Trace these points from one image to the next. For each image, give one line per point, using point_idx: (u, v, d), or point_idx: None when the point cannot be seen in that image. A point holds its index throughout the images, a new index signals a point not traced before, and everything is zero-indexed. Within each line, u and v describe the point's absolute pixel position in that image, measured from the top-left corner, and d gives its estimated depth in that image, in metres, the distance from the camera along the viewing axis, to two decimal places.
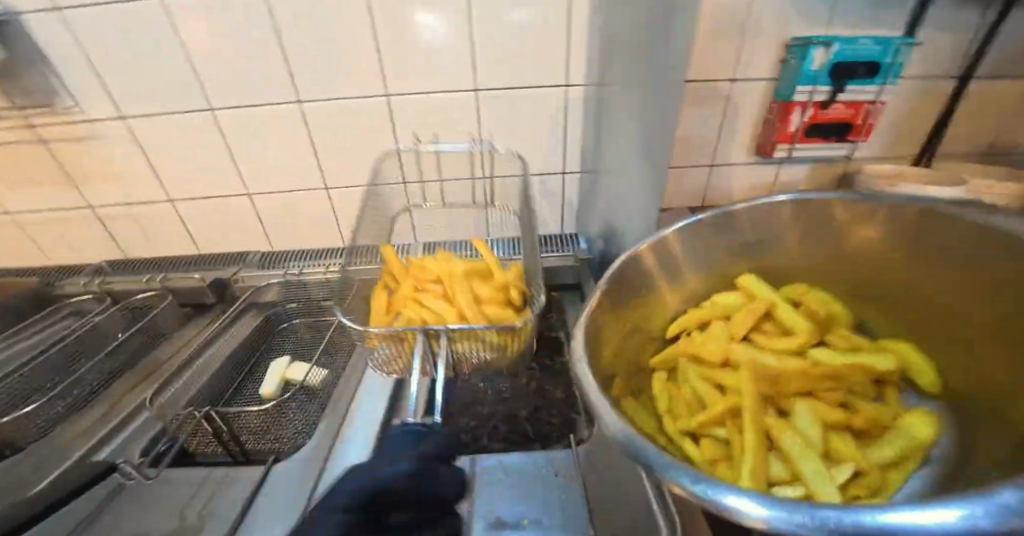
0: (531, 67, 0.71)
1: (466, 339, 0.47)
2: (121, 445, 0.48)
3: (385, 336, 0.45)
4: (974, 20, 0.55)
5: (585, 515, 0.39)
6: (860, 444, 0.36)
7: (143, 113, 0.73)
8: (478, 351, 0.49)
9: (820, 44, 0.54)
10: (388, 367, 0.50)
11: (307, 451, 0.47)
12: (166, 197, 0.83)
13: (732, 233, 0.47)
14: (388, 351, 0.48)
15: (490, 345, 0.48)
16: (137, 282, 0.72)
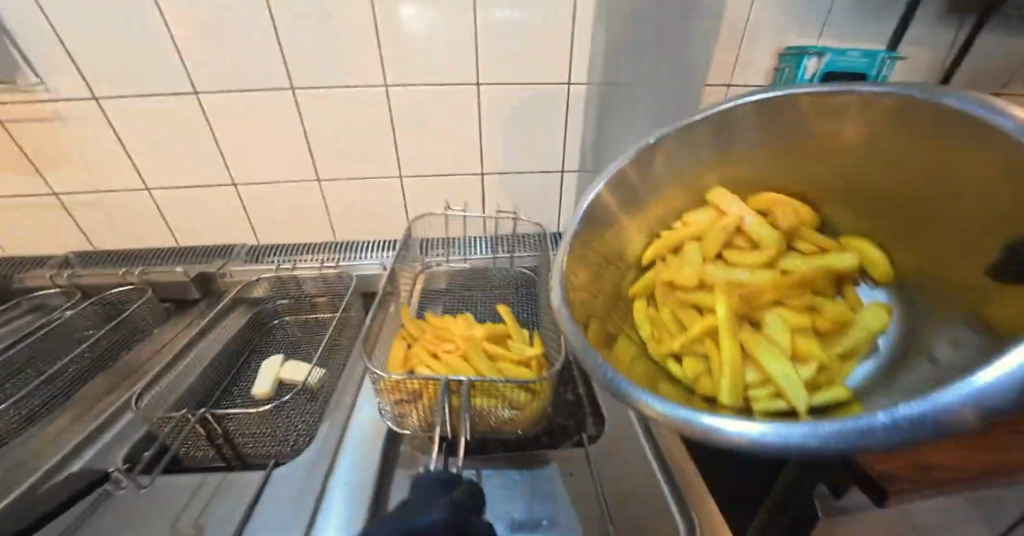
0: (532, 64, 0.71)
1: (489, 396, 0.41)
2: (96, 455, 0.44)
3: (405, 383, 0.41)
4: (937, 39, 0.62)
5: (604, 509, 0.40)
6: (828, 342, 0.33)
7: (120, 93, 0.69)
8: (498, 413, 0.42)
9: (814, 54, 0.60)
10: (399, 420, 0.44)
11: (309, 456, 0.45)
12: (142, 185, 0.78)
13: (701, 144, 0.39)
14: (403, 402, 0.42)
15: (513, 406, 0.41)
16: (110, 275, 0.67)
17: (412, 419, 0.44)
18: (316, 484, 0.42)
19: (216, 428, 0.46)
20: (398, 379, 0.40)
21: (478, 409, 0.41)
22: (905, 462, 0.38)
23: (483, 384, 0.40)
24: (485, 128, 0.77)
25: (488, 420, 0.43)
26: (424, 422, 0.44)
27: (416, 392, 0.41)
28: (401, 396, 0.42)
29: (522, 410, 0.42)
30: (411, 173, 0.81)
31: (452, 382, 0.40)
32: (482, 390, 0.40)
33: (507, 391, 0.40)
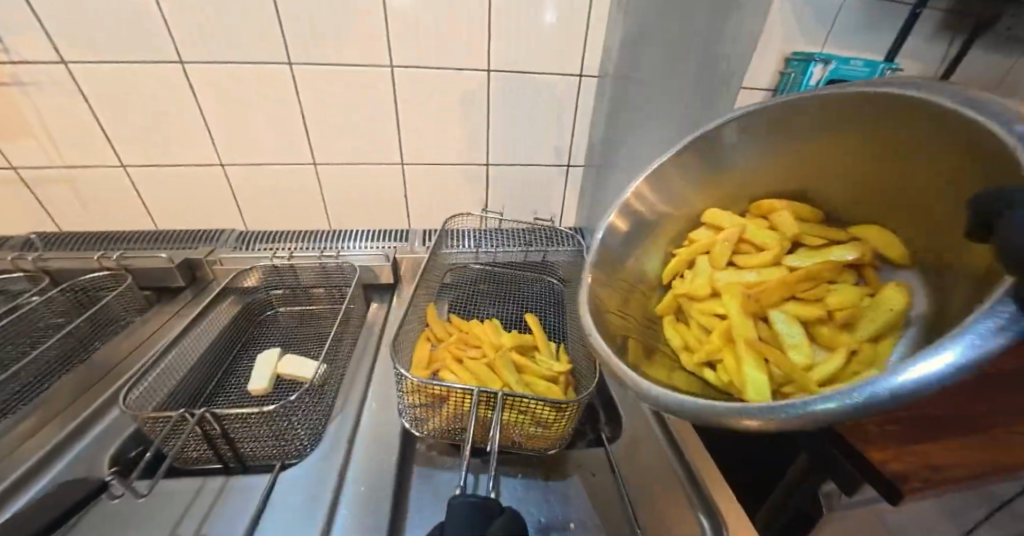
0: (544, 52, 0.70)
1: (519, 409, 0.40)
2: (73, 462, 0.41)
3: (434, 390, 0.40)
4: (938, 53, 0.58)
5: (630, 508, 0.40)
6: (852, 328, 0.29)
7: (94, 59, 0.62)
8: (524, 427, 0.41)
9: (821, 60, 0.51)
10: (421, 426, 0.43)
11: (315, 458, 0.43)
12: (118, 161, 0.71)
13: (703, 164, 0.39)
14: (429, 407, 0.41)
15: (540, 422, 0.40)
16: (81, 260, 0.61)
17: (435, 426, 0.42)
18: (329, 487, 0.40)
19: (217, 429, 0.40)
20: (429, 385, 0.39)
21: (505, 420, 0.41)
22: (913, 460, 0.39)
23: (513, 397, 0.39)
24: (492, 117, 0.75)
25: (511, 433, 0.42)
26: (447, 430, 0.42)
27: (444, 399, 0.40)
28: (428, 401, 0.40)
29: (548, 427, 0.40)
30: (413, 161, 0.78)
31: (483, 393, 0.39)
32: (512, 401, 0.39)
33: (537, 405, 0.39)
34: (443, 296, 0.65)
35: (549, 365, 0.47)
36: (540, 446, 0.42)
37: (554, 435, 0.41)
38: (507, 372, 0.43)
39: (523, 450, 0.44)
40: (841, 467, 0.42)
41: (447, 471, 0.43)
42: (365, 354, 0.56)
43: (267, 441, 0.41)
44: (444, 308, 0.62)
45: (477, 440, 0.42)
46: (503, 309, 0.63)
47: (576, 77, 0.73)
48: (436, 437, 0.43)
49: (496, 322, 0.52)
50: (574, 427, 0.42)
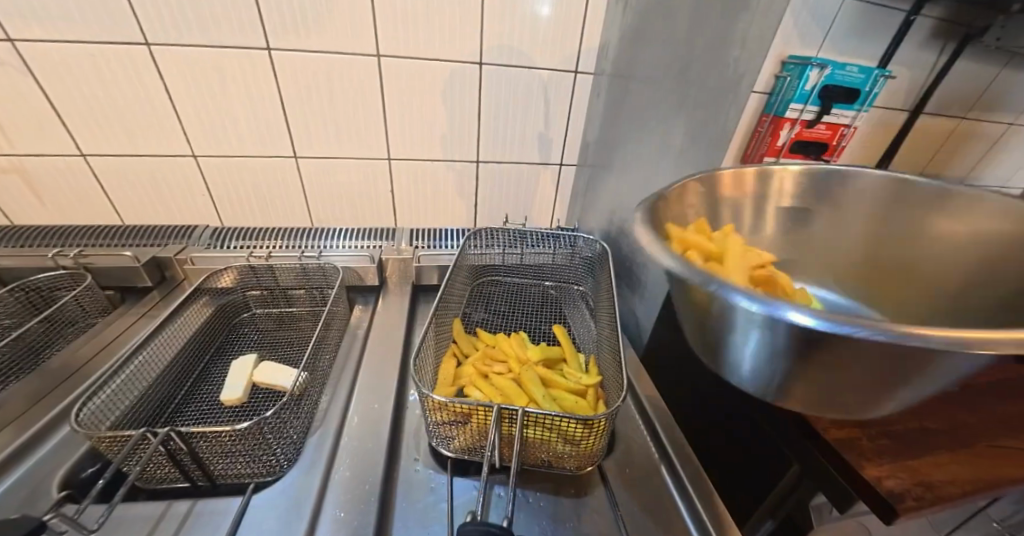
0: (538, 48, 0.67)
1: (546, 427, 0.37)
2: (16, 484, 0.37)
3: (456, 406, 0.38)
4: (930, 62, 0.58)
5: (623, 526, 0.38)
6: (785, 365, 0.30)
7: (50, 38, 0.57)
8: (552, 445, 0.39)
9: (818, 64, 0.49)
10: (447, 443, 0.41)
11: (292, 478, 0.40)
12: (77, 150, 0.66)
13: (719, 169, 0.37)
14: (455, 424, 0.39)
15: (567, 438, 0.38)
16: (37, 258, 0.56)
17: (463, 442, 0.40)
18: (306, 508, 0.37)
19: (182, 447, 0.37)
20: (449, 402, 0.37)
21: (532, 437, 0.38)
22: (906, 477, 0.38)
23: (536, 414, 0.37)
24: (485, 113, 0.73)
25: (539, 453, 0.40)
26: (475, 446, 0.40)
27: (467, 414, 0.38)
28: (452, 418, 0.38)
29: (578, 445, 0.38)
30: (400, 156, 0.75)
31: (506, 410, 0.37)
32: (539, 419, 0.37)
33: (561, 421, 0.36)
34: (469, 303, 0.62)
35: (577, 377, 0.46)
36: (568, 464, 0.40)
37: (583, 452, 0.39)
38: (535, 392, 0.42)
39: (548, 469, 0.41)
40: (837, 485, 0.40)
41: (430, 490, 0.40)
42: (347, 363, 0.53)
43: (241, 460, 0.39)
44: (472, 318, 0.60)
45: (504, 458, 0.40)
46: (530, 317, 0.61)
47: (572, 74, 0.70)
48: (466, 455, 0.41)
49: (520, 337, 0.52)
50: (604, 443, 0.40)
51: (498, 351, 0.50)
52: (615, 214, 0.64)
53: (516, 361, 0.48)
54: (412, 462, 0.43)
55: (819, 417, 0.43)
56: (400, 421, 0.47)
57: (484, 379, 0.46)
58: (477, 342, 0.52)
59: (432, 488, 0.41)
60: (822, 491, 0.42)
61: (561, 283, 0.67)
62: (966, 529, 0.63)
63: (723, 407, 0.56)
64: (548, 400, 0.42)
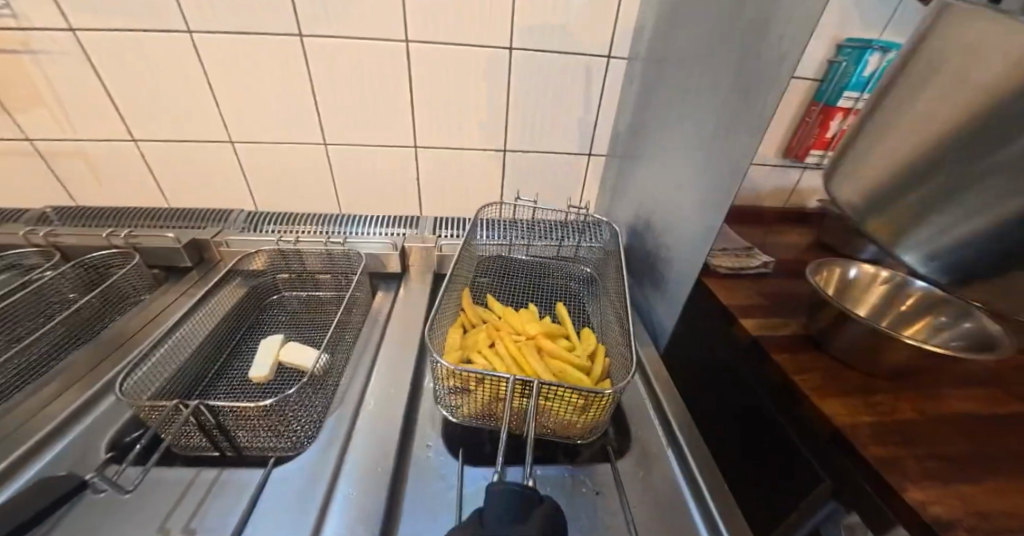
0: (570, 33, 0.65)
1: (553, 398, 0.38)
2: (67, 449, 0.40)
3: (466, 374, 0.38)
4: None
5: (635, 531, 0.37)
6: None
7: (104, 28, 0.61)
8: (558, 413, 0.39)
9: (878, 49, 0.57)
10: (453, 409, 0.42)
11: (310, 456, 0.41)
12: (130, 136, 0.70)
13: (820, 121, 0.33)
14: (460, 392, 0.40)
15: (574, 410, 0.38)
16: (93, 237, 0.60)
17: (468, 409, 0.41)
18: (320, 486, 0.38)
19: (212, 420, 0.39)
20: (460, 371, 0.37)
21: (540, 407, 0.39)
22: (958, 504, 0.34)
23: (548, 386, 0.37)
24: (513, 101, 0.71)
25: (546, 421, 0.40)
26: (480, 414, 0.41)
27: (476, 384, 0.38)
28: (460, 385, 0.39)
29: (582, 413, 0.38)
30: (426, 144, 0.75)
31: (517, 382, 0.37)
32: (548, 392, 0.37)
33: (570, 394, 0.37)
34: (477, 277, 0.61)
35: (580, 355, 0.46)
36: (574, 432, 0.41)
37: (586, 420, 0.39)
38: (536, 367, 0.41)
39: (557, 436, 0.42)
40: (878, 507, 0.37)
41: (440, 477, 0.41)
42: (369, 345, 0.54)
43: (265, 434, 0.40)
44: (477, 287, 0.60)
45: (512, 423, 0.41)
46: (538, 296, 0.60)
47: (605, 60, 0.68)
48: (471, 421, 0.42)
49: (524, 310, 0.51)
50: (606, 418, 0.40)
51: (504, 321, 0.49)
52: (643, 206, 0.61)
53: (519, 330, 0.47)
54: (424, 448, 0.43)
55: (857, 432, 0.40)
56: (414, 406, 0.47)
57: (487, 346, 0.46)
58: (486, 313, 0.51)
59: (441, 476, 0.41)
60: (856, 510, 0.39)
61: (582, 277, 0.63)
62: None
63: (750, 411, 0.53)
64: (551, 372, 0.42)
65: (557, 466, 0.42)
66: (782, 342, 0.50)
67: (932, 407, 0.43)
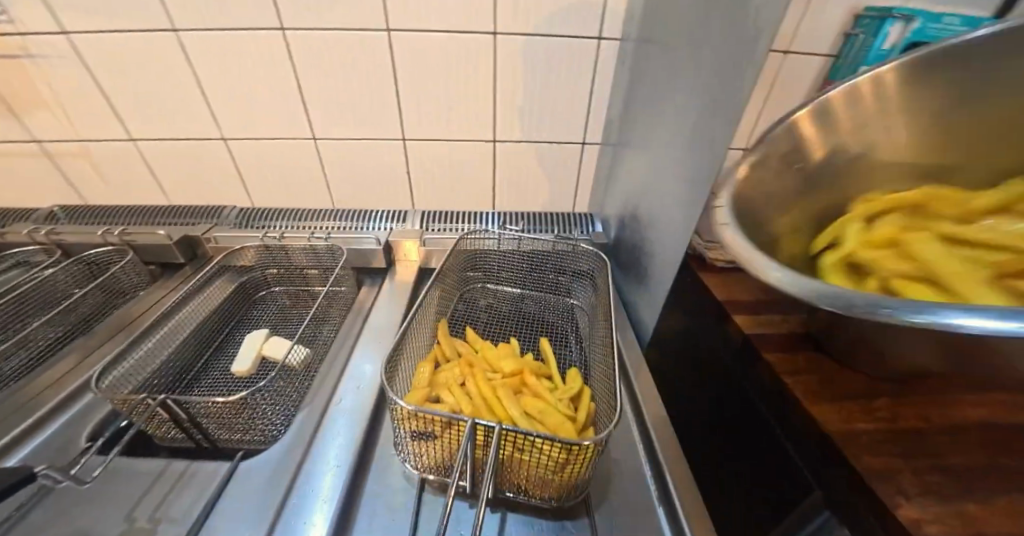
0: (558, 15, 0.61)
1: (524, 452, 0.33)
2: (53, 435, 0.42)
3: (426, 416, 0.34)
4: None
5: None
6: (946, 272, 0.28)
7: (94, 29, 0.62)
8: (527, 468, 0.34)
9: (902, 18, 0.44)
10: (410, 457, 0.37)
11: (278, 449, 0.41)
12: (128, 135, 0.72)
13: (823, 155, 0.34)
14: (419, 438, 0.35)
15: (551, 467, 0.33)
16: (91, 234, 0.63)
17: (428, 457, 0.37)
18: (283, 481, 0.38)
19: (182, 414, 0.39)
20: (419, 412, 0.33)
21: (511, 459, 0.34)
22: (958, 523, 0.31)
23: (516, 434, 0.32)
24: (500, 89, 0.69)
25: (515, 474, 0.35)
26: (442, 463, 0.37)
27: (437, 428, 0.34)
28: (419, 429, 0.35)
29: (553, 470, 0.34)
30: (414, 137, 0.74)
31: (482, 426, 0.33)
32: (518, 442, 0.33)
33: (544, 446, 0.32)
34: (457, 305, 0.57)
35: (565, 394, 0.41)
36: (546, 493, 0.36)
37: (562, 478, 0.35)
38: (511, 412, 0.37)
39: (530, 496, 0.37)
40: (868, 525, 0.33)
41: (404, 476, 0.40)
42: (348, 340, 0.54)
43: (235, 427, 0.41)
44: (456, 317, 0.55)
45: (476, 477, 0.36)
46: (521, 331, 0.55)
47: (595, 42, 0.64)
48: (431, 471, 0.38)
49: (505, 344, 0.47)
50: (589, 474, 0.35)
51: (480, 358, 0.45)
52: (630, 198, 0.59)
53: (497, 368, 0.43)
54: (392, 452, 0.42)
55: (851, 443, 0.36)
56: (386, 402, 0.46)
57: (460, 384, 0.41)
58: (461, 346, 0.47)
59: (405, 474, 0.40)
60: (846, 524, 0.36)
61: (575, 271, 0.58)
62: None
63: (742, 412, 0.49)
64: (524, 417, 0.37)
65: (524, 504, 0.38)
66: (775, 341, 0.47)
67: (939, 414, 0.39)
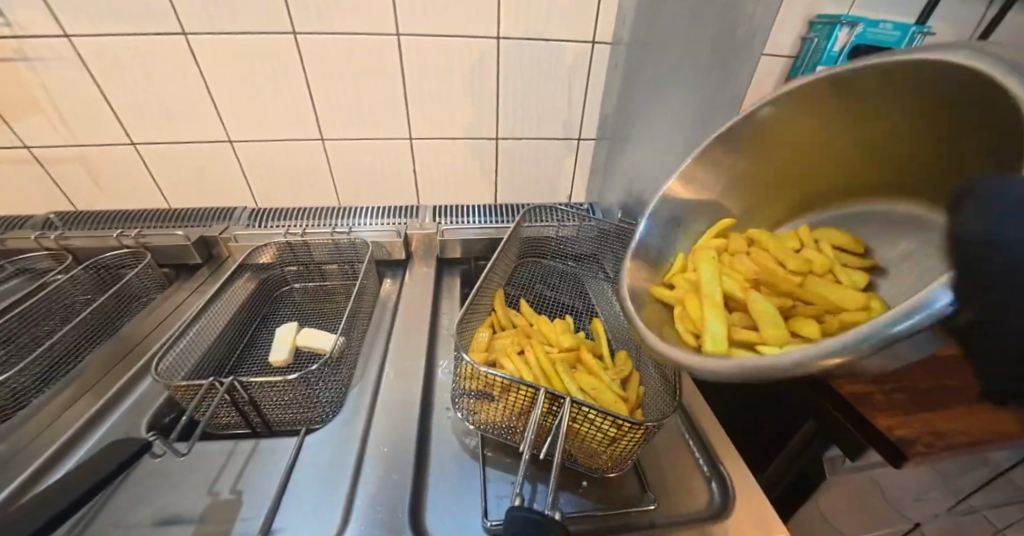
0: (556, 21, 0.67)
1: (582, 424, 0.37)
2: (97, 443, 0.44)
3: (490, 379, 0.38)
4: (974, 14, 0.53)
5: (643, 489, 0.42)
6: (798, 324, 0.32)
7: (98, 34, 0.61)
8: (584, 438, 0.38)
9: (848, 25, 0.47)
10: (471, 416, 0.42)
11: (336, 426, 0.45)
12: (128, 139, 0.71)
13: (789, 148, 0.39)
14: (482, 397, 0.40)
15: (604, 441, 0.38)
16: (103, 239, 0.62)
17: (487, 416, 0.41)
18: (349, 453, 0.42)
19: (246, 396, 0.41)
20: (485, 374, 0.38)
21: (568, 430, 0.38)
22: (918, 426, 0.39)
23: (579, 407, 0.36)
24: (502, 90, 0.73)
25: (572, 446, 0.40)
26: (499, 423, 0.41)
27: (499, 391, 0.38)
28: (482, 390, 0.39)
29: (611, 444, 0.38)
30: (421, 135, 0.77)
31: (548, 396, 0.37)
32: (576, 414, 0.37)
33: (601, 422, 0.36)
34: (515, 279, 0.64)
35: (614, 372, 0.45)
36: (599, 465, 0.40)
37: (615, 454, 0.39)
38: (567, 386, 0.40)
39: (579, 465, 0.41)
40: (850, 438, 0.41)
41: (460, 439, 0.44)
42: (383, 325, 0.58)
43: (290, 407, 0.43)
44: (516, 294, 0.62)
45: (532, 442, 0.41)
46: (575, 309, 0.62)
47: (590, 45, 0.70)
48: (488, 431, 0.42)
49: (559, 321, 0.51)
50: (638, 452, 0.39)
51: (536, 330, 0.49)
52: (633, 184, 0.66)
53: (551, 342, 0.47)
54: (449, 425, 0.45)
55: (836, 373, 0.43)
56: (431, 378, 0.50)
57: (516, 352, 0.46)
58: (517, 318, 0.52)
59: (466, 433, 0.45)
60: (836, 442, 0.43)
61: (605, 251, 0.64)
62: (998, 510, 0.60)
63: None
64: (578, 390, 0.41)
65: (573, 471, 0.43)
66: None
67: None
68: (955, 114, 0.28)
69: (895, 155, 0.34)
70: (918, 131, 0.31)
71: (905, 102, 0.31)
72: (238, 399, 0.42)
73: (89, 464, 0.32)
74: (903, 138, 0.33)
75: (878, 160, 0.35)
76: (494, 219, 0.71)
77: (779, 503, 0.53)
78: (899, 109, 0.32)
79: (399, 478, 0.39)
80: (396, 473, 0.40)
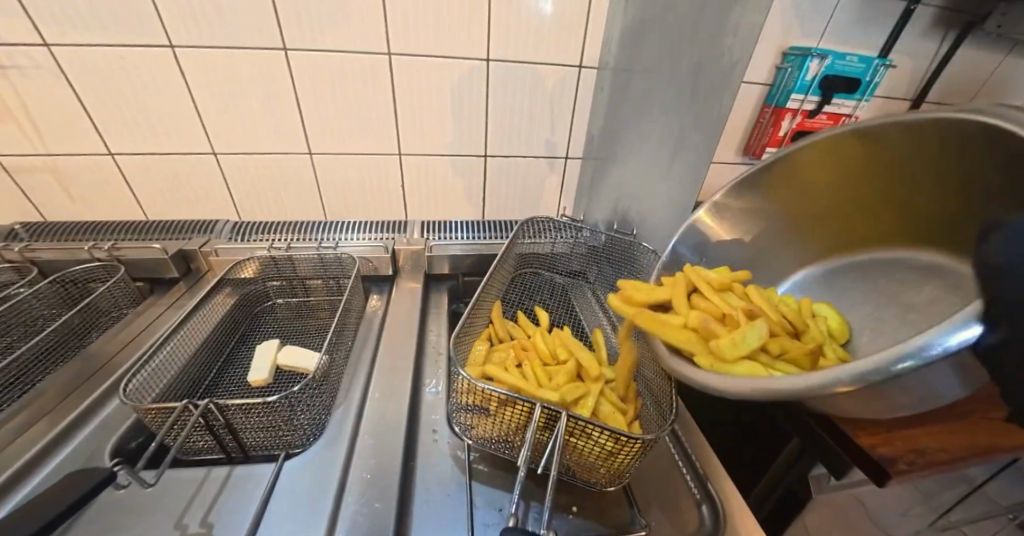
0: (543, 45, 0.69)
1: (579, 438, 0.37)
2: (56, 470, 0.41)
3: (487, 393, 0.38)
4: (929, 50, 0.57)
5: (633, 513, 0.41)
6: (765, 361, 0.32)
7: (79, 44, 0.60)
8: (584, 454, 0.38)
9: (818, 55, 0.51)
10: (469, 430, 0.42)
11: (317, 449, 0.43)
12: (105, 150, 0.69)
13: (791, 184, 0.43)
14: (478, 412, 0.40)
15: (602, 454, 0.37)
16: (72, 253, 0.60)
17: (483, 430, 0.41)
18: (331, 481, 0.40)
19: (220, 420, 0.39)
20: (482, 389, 0.38)
21: (565, 444, 0.38)
22: (899, 445, 0.39)
23: (580, 423, 0.36)
24: (492, 109, 0.75)
25: (569, 460, 0.39)
26: (496, 438, 0.41)
27: (495, 406, 0.38)
28: (479, 405, 0.39)
29: (611, 459, 0.37)
30: (410, 151, 0.77)
31: (544, 410, 0.36)
32: (574, 428, 0.37)
33: (599, 436, 0.36)
34: (510, 293, 0.64)
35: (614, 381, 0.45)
36: (598, 479, 0.40)
37: (614, 469, 0.38)
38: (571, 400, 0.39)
39: (577, 480, 0.41)
40: (835, 459, 0.41)
41: (450, 462, 0.43)
42: (368, 339, 0.57)
43: (267, 431, 0.41)
44: (511, 306, 0.62)
45: (531, 456, 0.40)
46: (572, 322, 0.63)
47: (577, 68, 0.72)
48: (484, 444, 0.42)
49: (558, 334, 0.51)
50: (634, 466, 0.39)
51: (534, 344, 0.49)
52: (619, 202, 0.68)
53: (552, 356, 0.47)
54: (441, 444, 0.45)
55: None
56: (418, 398, 0.49)
57: (513, 366, 0.46)
58: (515, 331, 0.52)
59: (454, 455, 0.44)
60: (819, 460, 0.44)
61: (599, 261, 0.66)
62: (976, 526, 0.61)
63: None
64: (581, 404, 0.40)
65: (565, 495, 0.42)
66: None
67: None
68: (968, 158, 0.31)
69: (911, 197, 0.36)
70: (940, 166, 0.33)
71: (921, 148, 0.34)
72: (213, 426, 0.40)
73: (46, 497, 0.30)
74: (917, 178, 0.35)
75: (895, 205, 0.37)
76: (481, 236, 0.71)
77: (767, 522, 0.53)
78: (923, 167, 0.35)
79: (383, 504, 0.38)
80: (379, 499, 0.38)
